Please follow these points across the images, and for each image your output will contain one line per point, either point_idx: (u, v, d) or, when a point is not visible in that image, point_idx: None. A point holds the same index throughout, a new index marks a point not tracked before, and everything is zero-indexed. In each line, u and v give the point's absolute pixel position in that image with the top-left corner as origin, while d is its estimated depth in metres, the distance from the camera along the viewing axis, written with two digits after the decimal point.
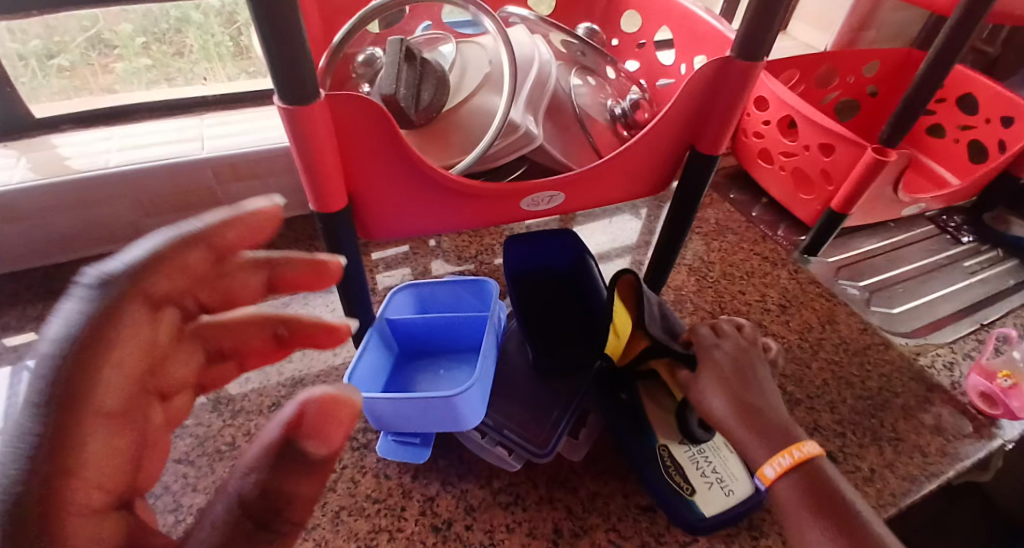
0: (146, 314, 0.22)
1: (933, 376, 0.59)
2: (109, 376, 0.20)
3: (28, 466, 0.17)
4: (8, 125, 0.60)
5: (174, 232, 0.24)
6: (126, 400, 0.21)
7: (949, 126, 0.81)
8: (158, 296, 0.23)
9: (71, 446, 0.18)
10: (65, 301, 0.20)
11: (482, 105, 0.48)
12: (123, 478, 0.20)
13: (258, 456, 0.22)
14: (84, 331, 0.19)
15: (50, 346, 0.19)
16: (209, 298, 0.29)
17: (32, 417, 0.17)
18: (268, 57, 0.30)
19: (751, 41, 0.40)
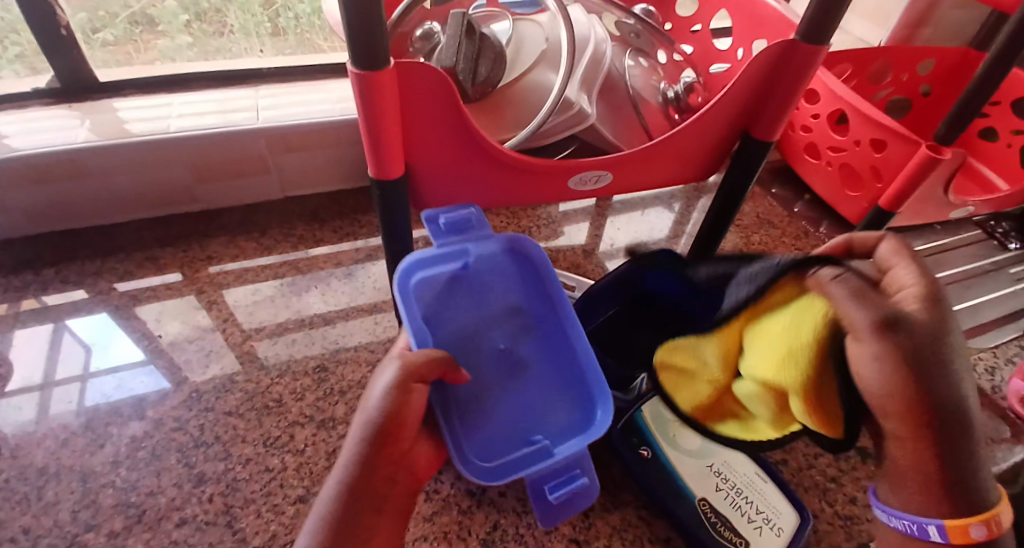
0: (400, 409, 0.35)
1: (974, 378, 0.58)
2: (398, 407, 0.35)
3: (388, 407, 0.35)
4: (74, 88, 0.62)
5: (404, 363, 0.36)
6: (392, 441, 0.35)
7: (1003, 130, 0.79)
8: (409, 392, 0.36)
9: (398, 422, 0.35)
10: (400, 372, 0.35)
11: (537, 81, 0.50)
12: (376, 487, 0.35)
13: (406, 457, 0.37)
14: (396, 401, 0.35)
15: (385, 393, 0.35)
16: (402, 378, 0.35)
17: (389, 400, 0.35)
18: (346, 29, 0.31)
19: (816, 25, 0.40)
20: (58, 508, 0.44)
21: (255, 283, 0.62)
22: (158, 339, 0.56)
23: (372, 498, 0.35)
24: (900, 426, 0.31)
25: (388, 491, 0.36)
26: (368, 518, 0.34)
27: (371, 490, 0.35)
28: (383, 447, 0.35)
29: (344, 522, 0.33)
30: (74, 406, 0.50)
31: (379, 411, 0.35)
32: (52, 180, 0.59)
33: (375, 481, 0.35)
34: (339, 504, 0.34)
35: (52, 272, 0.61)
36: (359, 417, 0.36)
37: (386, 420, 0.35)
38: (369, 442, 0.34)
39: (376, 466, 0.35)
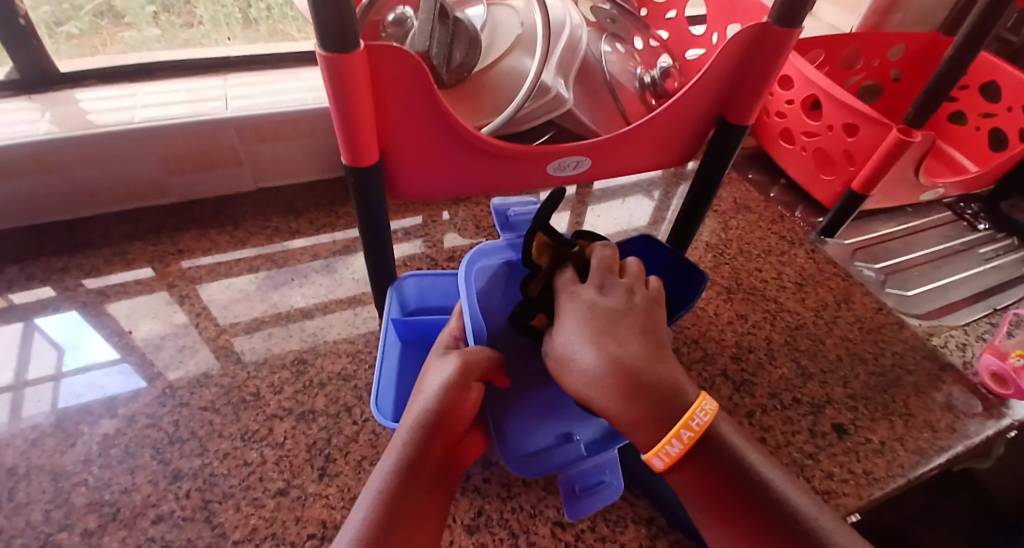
0: (458, 400, 0.37)
1: (945, 355, 0.60)
2: (454, 399, 0.37)
3: (445, 398, 0.37)
4: (34, 78, 0.60)
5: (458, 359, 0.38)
6: (446, 434, 0.37)
7: (972, 113, 0.80)
8: (464, 383, 0.38)
9: (451, 416, 0.37)
10: (451, 366, 0.38)
11: (513, 66, 0.49)
12: (430, 480, 0.35)
13: (456, 456, 0.38)
14: (452, 393, 0.37)
15: (441, 386, 0.37)
16: (459, 372, 0.37)
17: (447, 392, 0.37)
18: (312, 11, 0.30)
19: (788, 8, 0.40)
20: (28, 509, 0.43)
21: (230, 276, 0.61)
22: (130, 335, 0.55)
23: (427, 488, 0.35)
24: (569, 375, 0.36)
25: (439, 476, 0.36)
26: (423, 500, 0.34)
27: (428, 473, 0.35)
28: (439, 434, 0.36)
29: (401, 502, 0.34)
30: (43, 406, 0.49)
31: (437, 403, 0.36)
32: (14, 174, 0.57)
33: (431, 476, 0.35)
34: (396, 493, 0.34)
35: (17, 269, 0.59)
36: (415, 408, 0.37)
37: (443, 413, 0.36)
38: (427, 427, 0.36)
39: (434, 460, 0.36)
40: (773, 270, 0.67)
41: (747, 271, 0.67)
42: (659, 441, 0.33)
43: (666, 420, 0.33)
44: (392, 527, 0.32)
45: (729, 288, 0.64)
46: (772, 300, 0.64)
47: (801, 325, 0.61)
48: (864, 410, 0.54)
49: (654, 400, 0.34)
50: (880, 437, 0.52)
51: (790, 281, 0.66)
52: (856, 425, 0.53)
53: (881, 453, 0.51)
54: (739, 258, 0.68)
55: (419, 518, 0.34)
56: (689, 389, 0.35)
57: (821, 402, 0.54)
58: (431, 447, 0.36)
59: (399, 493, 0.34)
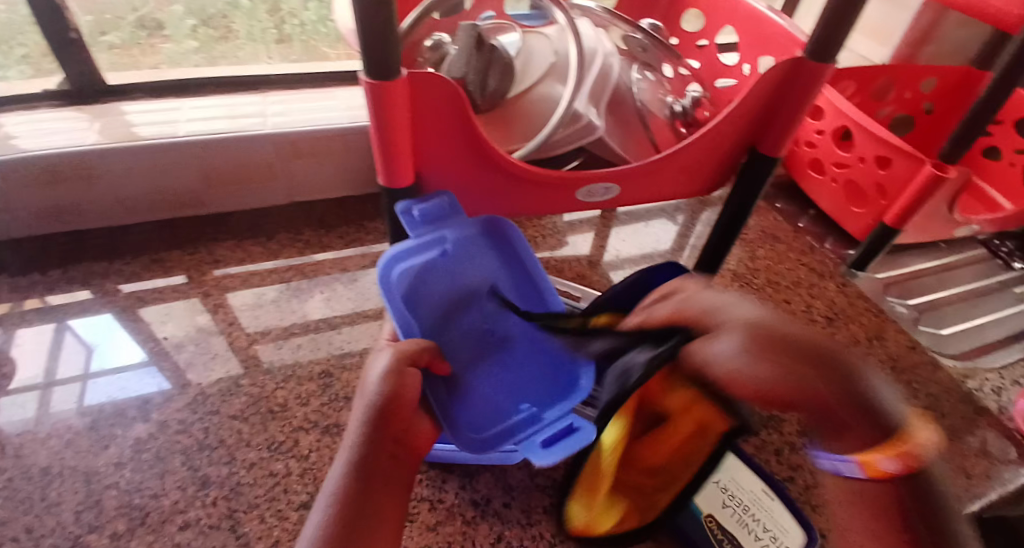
0: (398, 391, 0.36)
1: (981, 399, 0.58)
2: (396, 391, 0.36)
3: (387, 392, 0.36)
4: (83, 90, 0.62)
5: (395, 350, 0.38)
6: (392, 428, 0.36)
7: (1007, 149, 0.79)
8: (403, 374, 0.37)
9: (395, 408, 0.36)
10: (391, 357, 0.37)
11: (546, 93, 0.50)
12: (377, 480, 0.34)
13: (409, 452, 0.37)
14: (394, 385, 0.36)
15: (382, 380, 0.36)
16: (397, 363, 0.37)
17: (388, 385, 0.36)
18: (361, 40, 0.32)
19: (821, 44, 0.40)
20: (60, 509, 0.44)
21: (262, 286, 0.62)
22: (163, 341, 0.56)
23: (374, 489, 0.34)
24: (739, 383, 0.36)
25: (392, 468, 0.35)
26: (377, 493, 0.34)
27: (375, 470, 0.34)
28: (384, 426, 0.35)
29: (353, 504, 0.32)
30: (78, 406, 0.51)
31: (377, 396, 0.36)
32: (63, 181, 0.60)
33: (377, 473, 0.34)
34: (345, 501, 0.33)
35: (60, 273, 0.61)
36: (359, 410, 0.36)
37: (385, 403, 0.36)
38: (370, 419, 0.35)
39: (378, 456, 0.34)
40: (801, 303, 0.67)
41: (775, 302, 0.66)
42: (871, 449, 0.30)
43: (868, 407, 0.31)
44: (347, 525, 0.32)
45: None
46: None
47: None
48: None
49: (789, 362, 0.34)
50: None
51: (818, 315, 0.65)
52: None
53: None
54: (768, 289, 0.68)
55: (371, 524, 0.32)
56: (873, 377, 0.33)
57: None
58: (378, 446, 0.35)
59: (346, 499, 0.33)
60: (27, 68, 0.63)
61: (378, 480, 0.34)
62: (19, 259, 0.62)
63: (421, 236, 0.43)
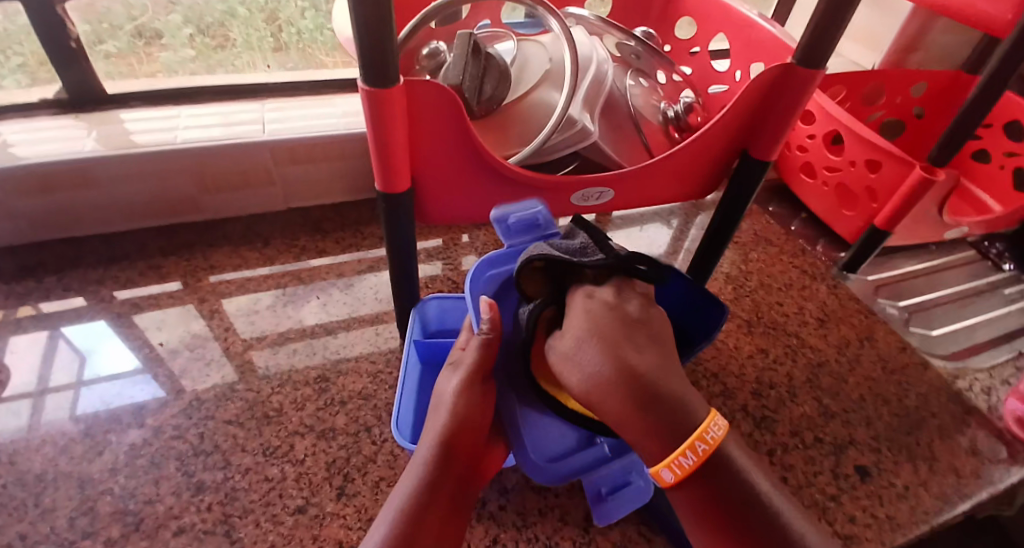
0: (470, 405, 0.40)
1: (970, 398, 0.59)
2: (466, 404, 0.40)
3: (456, 407, 0.40)
4: (81, 97, 0.63)
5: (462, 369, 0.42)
6: (463, 442, 0.40)
7: (996, 153, 0.80)
8: (476, 390, 0.41)
9: (468, 421, 0.40)
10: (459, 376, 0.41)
11: (541, 100, 0.51)
12: (447, 490, 0.38)
13: (475, 469, 0.40)
14: (465, 402, 0.40)
15: (455, 399, 0.40)
16: (468, 383, 0.41)
17: (461, 402, 0.40)
18: (357, 46, 0.32)
19: (810, 50, 0.41)
20: (54, 516, 0.44)
21: (257, 291, 0.62)
22: (158, 347, 0.56)
23: (445, 497, 0.38)
24: (569, 367, 0.37)
25: (458, 492, 0.38)
26: (438, 516, 0.37)
27: (447, 483, 0.38)
28: (457, 440, 0.39)
29: (426, 509, 0.36)
30: (72, 414, 0.50)
31: (453, 410, 0.40)
32: (59, 188, 0.60)
33: (450, 485, 0.38)
34: (419, 505, 0.36)
35: (54, 280, 0.61)
36: (434, 423, 0.40)
37: (457, 419, 0.40)
38: (439, 444, 0.39)
39: (452, 468, 0.39)
40: (794, 304, 0.67)
41: (768, 305, 0.67)
42: (672, 452, 0.33)
43: (676, 436, 0.33)
44: (422, 532, 0.35)
45: (749, 321, 0.64)
46: (794, 336, 0.63)
47: (824, 362, 0.61)
48: (888, 452, 0.53)
49: (663, 413, 0.34)
50: (904, 480, 0.51)
51: (811, 317, 0.66)
52: (880, 468, 0.52)
53: (906, 498, 0.50)
54: (760, 291, 0.68)
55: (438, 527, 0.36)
56: (701, 406, 0.35)
57: (844, 442, 0.54)
58: (450, 458, 0.39)
59: (420, 501, 0.37)
60: (22, 76, 0.62)
61: (449, 490, 0.38)
62: (12, 265, 0.62)
63: (513, 245, 0.46)
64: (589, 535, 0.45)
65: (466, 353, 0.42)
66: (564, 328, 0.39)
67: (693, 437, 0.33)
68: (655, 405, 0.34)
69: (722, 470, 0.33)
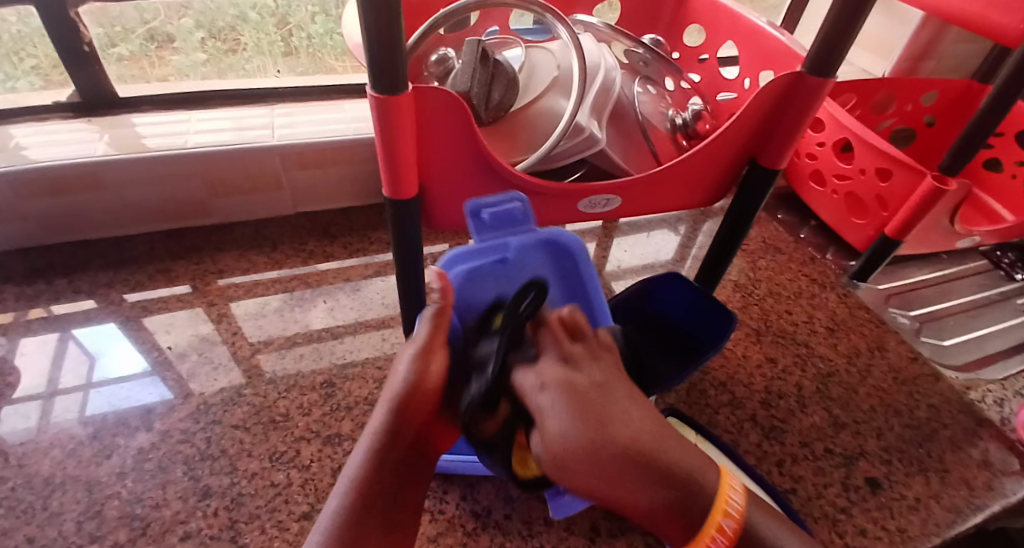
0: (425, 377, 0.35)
1: (982, 410, 0.58)
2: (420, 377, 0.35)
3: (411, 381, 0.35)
4: (94, 101, 0.64)
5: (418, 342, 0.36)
6: (412, 428, 0.35)
7: (1008, 162, 0.79)
8: (433, 366, 0.36)
9: (421, 399, 0.35)
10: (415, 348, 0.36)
11: (550, 107, 0.51)
12: (396, 479, 0.34)
13: (425, 454, 0.36)
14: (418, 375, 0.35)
15: (407, 374, 0.35)
16: (423, 356, 0.36)
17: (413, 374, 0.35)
18: (367, 54, 0.32)
19: (820, 59, 0.41)
20: (61, 519, 0.44)
21: (265, 295, 0.63)
22: (166, 350, 0.56)
23: (394, 492, 0.34)
24: (566, 457, 0.31)
25: (411, 468, 0.35)
26: (388, 499, 0.33)
27: (393, 473, 0.34)
28: (404, 421, 0.34)
29: (368, 504, 0.32)
30: (80, 417, 0.51)
31: (404, 385, 0.35)
32: (70, 191, 0.60)
33: (396, 477, 0.34)
34: (360, 499, 0.32)
35: (65, 282, 0.62)
36: (386, 394, 0.35)
37: (410, 393, 0.35)
38: (394, 410, 0.34)
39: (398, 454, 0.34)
40: (803, 313, 0.67)
41: (777, 313, 0.66)
42: (699, 535, 0.31)
43: (694, 517, 0.31)
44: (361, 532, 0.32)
45: (758, 330, 0.64)
46: (803, 346, 0.63)
47: (833, 372, 0.60)
48: (898, 464, 0.53)
49: (658, 484, 0.31)
50: (915, 493, 0.50)
51: (820, 326, 0.65)
52: (890, 480, 0.51)
53: (917, 511, 0.49)
54: (769, 300, 0.68)
55: (382, 525, 0.33)
56: (711, 473, 0.32)
57: (854, 454, 0.53)
58: (397, 447, 0.34)
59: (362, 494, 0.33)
60: (34, 78, 0.63)
61: (397, 478, 0.34)
62: (25, 268, 0.63)
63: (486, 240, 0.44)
64: (594, 544, 0.45)
65: (417, 325, 0.38)
66: (539, 381, 0.34)
67: (715, 520, 0.30)
68: (657, 473, 0.31)
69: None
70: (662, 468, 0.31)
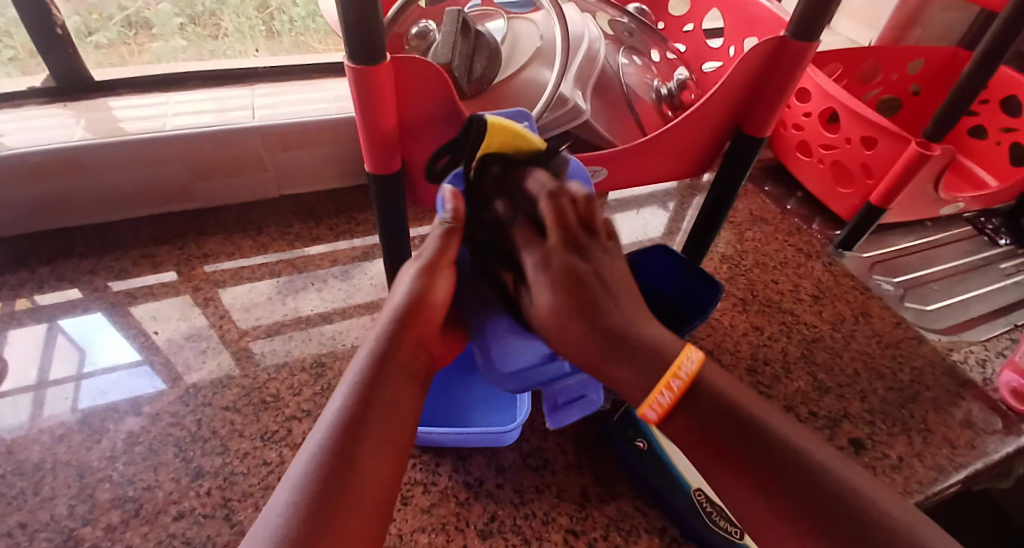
0: (425, 292, 0.38)
1: (965, 372, 0.59)
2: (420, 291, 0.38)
3: (409, 295, 0.38)
4: (68, 85, 0.62)
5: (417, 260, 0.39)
6: (410, 339, 0.37)
7: (992, 129, 0.80)
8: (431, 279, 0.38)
9: (419, 312, 0.37)
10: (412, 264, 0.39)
11: (533, 79, 0.50)
12: (398, 385, 0.35)
13: (424, 365, 0.38)
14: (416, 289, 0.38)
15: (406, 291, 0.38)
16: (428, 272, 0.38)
17: (411, 288, 0.38)
18: (342, 19, 0.32)
19: (804, 22, 0.40)
20: (54, 503, 0.44)
21: (252, 279, 0.62)
22: (154, 335, 0.56)
23: (398, 391, 0.35)
24: (552, 332, 0.36)
25: (418, 366, 0.37)
26: (399, 384, 0.35)
27: (397, 377, 0.35)
28: (406, 329, 0.37)
29: (374, 401, 0.33)
30: (70, 403, 0.50)
31: (403, 297, 0.38)
32: (48, 177, 0.59)
33: (399, 380, 0.35)
34: (367, 394, 0.33)
35: (48, 270, 0.61)
36: (386, 310, 0.38)
37: (411, 302, 0.37)
38: (398, 319, 0.37)
39: (397, 361, 0.35)
40: (789, 282, 0.67)
41: (763, 282, 0.67)
42: (650, 392, 0.32)
43: (652, 376, 0.33)
44: (368, 426, 0.32)
45: (744, 299, 0.64)
46: (789, 314, 0.63)
47: (819, 338, 0.61)
48: (882, 425, 0.54)
49: (637, 362, 0.33)
50: (898, 452, 0.51)
51: (806, 294, 0.66)
52: (874, 441, 0.52)
53: (900, 469, 0.50)
54: (755, 270, 0.68)
55: (389, 421, 0.33)
56: (675, 346, 0.34)
57: (839, 416, 0.54)
58: (398, 352, 0.36)
59: (369, 389, 0.33)
60: (12, 68, 0.62)
61: (398, 385, 0.35)
62: (4, 256, 0.62)
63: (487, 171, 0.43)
64: (586, 511, 0.46)
65: (422, 246, 0.40)
66: (534, 291, 0.37)
67: (670, 371, 0.32)
68: (626, 342, 0.34)
69: (701, 404, 0.32)
70: (637, 343, 0.34)
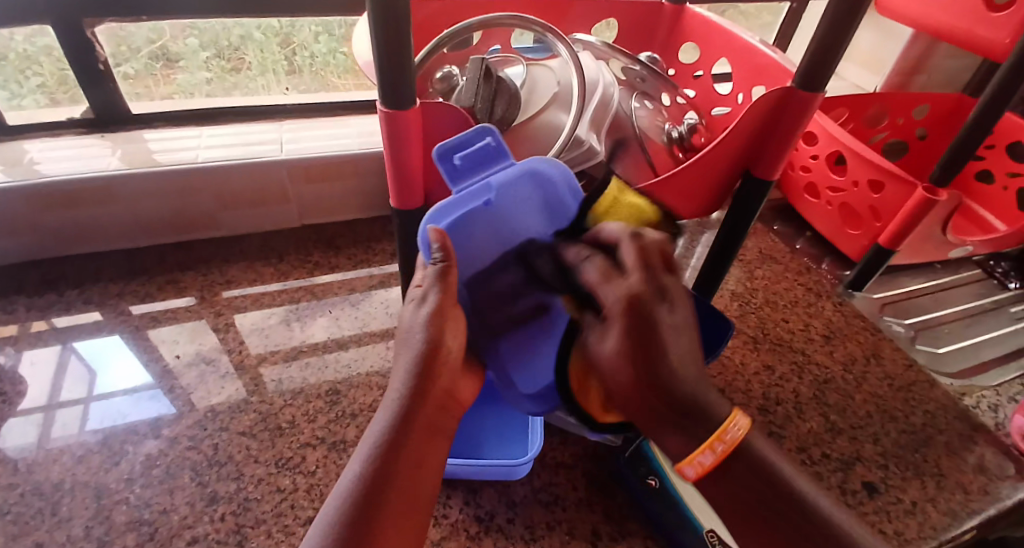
0: (440, 339, 0.38)
1: (977, 416, 0.59)
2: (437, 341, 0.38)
3: (424, 342, 0.38)
4: (105, 118, 0.66)
5: (430, 300, 0.39)
6: (430, 387, 0.38)
7: (999, 173, 0.81)
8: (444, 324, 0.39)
9: (437, 359, 0.38)
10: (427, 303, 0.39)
11: (550, 121, 0.52)
12: (417, 438, 0.36)
13: (443, 408, 0.39)
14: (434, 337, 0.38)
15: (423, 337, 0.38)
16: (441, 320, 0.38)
17: (429, 335, 0.38)
18: (376, 67, 0.34)
19: (808, 73, 0.42)
20: (71, 524, 0.45)
21: (272, 306, 0.64)
22: (174, 360, 0.57)
23: (416, 444, 0.36)
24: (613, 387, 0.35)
25: (436, 415, 0.38)
26: (419, 440, 0.36)
27: (418, 432, 0.36)
28: (427, 379, 0.37)
29: (395, 457, 0.35)
30: (90, 425, 0.52)
31: (420, 343, 0.38)
32: (82, 205, 0.62)
33: (419, 429, 0.36)
34: (390, 449, 0.35)
35: (75, 294, 0.63)
36: (401, 354, 0.38)
37: (428, 351, 0.38)
38: (419, 368, 0.37)
39: (418, 412, 0.37)
40: (800, 321, 0.68)
41: (774, 321, 0.67)
42: (692, 451, 0.33)
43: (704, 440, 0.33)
44: (389, 485, 0.34)
45: (755, 338, 0.65)
46: (801, 353, 0.64)
47: (830, 379, 0.61)
48: (895, 469, 0.53)
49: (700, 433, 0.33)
50: (912, 497, 0.51)
51: (817, 334, 0.66)
52: (888, 485, 0.52)
53: (913, 514, 0.50)
54: (765, 309, 0.69)
55: (410, 478, 0.35)
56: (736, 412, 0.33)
57: (851, 458, 0.54)
58: (419, 403, 0.37)
59: (390, 447, 0.35)
60: (41, 96, 0.64)
61: (417, 438, 0.36)
62: (34, 279, 0.64)
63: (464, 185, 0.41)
64: None
65: (425, 289, 0.39)
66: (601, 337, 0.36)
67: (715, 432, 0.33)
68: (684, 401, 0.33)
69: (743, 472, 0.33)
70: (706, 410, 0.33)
